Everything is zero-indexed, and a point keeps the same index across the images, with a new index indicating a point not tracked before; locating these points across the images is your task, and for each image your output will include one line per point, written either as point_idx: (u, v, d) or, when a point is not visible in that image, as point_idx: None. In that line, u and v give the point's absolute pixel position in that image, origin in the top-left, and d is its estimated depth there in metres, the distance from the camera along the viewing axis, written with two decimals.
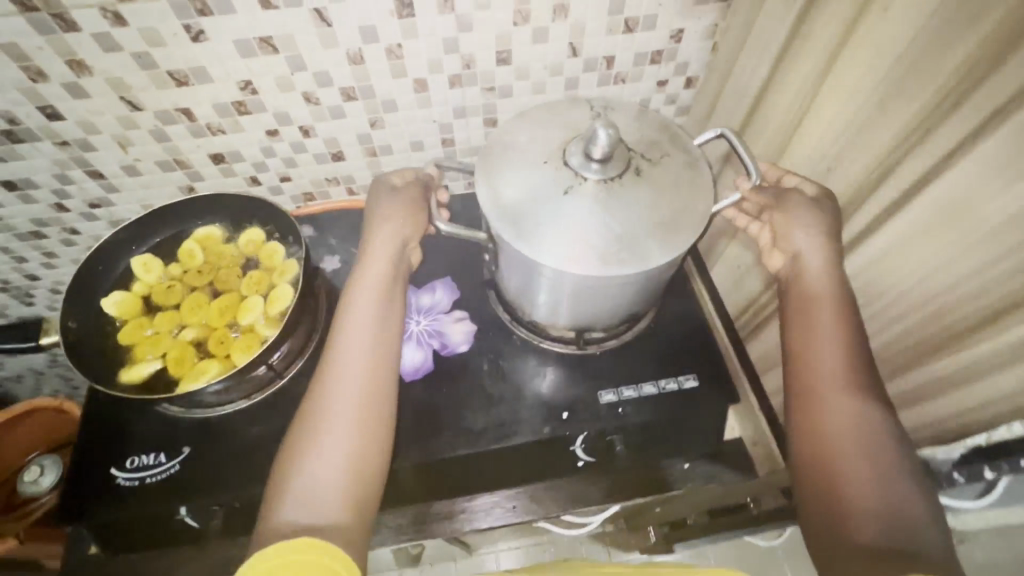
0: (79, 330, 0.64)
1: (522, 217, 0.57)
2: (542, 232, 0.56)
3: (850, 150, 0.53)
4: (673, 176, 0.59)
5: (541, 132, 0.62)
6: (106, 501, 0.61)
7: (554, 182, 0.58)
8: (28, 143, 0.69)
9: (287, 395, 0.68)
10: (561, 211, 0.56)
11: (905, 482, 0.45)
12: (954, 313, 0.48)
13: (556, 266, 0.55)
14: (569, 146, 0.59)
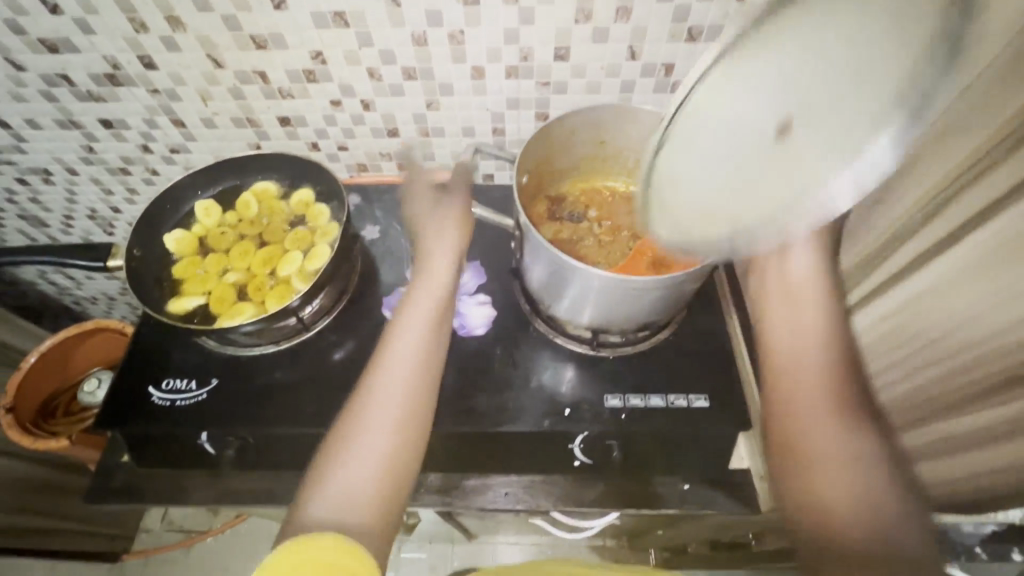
0: (141, 259, 0.71)
1: None
2: None
3: (900, 182, 0.50)
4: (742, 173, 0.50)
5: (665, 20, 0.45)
6: (139, 414, 0.67)
7: None
8: (125, 87, 0.77)
9: (310, 349, 0.72)
10: None
11: (863, 450, 0.46)
12: (987, 370, 0.45)
13: None
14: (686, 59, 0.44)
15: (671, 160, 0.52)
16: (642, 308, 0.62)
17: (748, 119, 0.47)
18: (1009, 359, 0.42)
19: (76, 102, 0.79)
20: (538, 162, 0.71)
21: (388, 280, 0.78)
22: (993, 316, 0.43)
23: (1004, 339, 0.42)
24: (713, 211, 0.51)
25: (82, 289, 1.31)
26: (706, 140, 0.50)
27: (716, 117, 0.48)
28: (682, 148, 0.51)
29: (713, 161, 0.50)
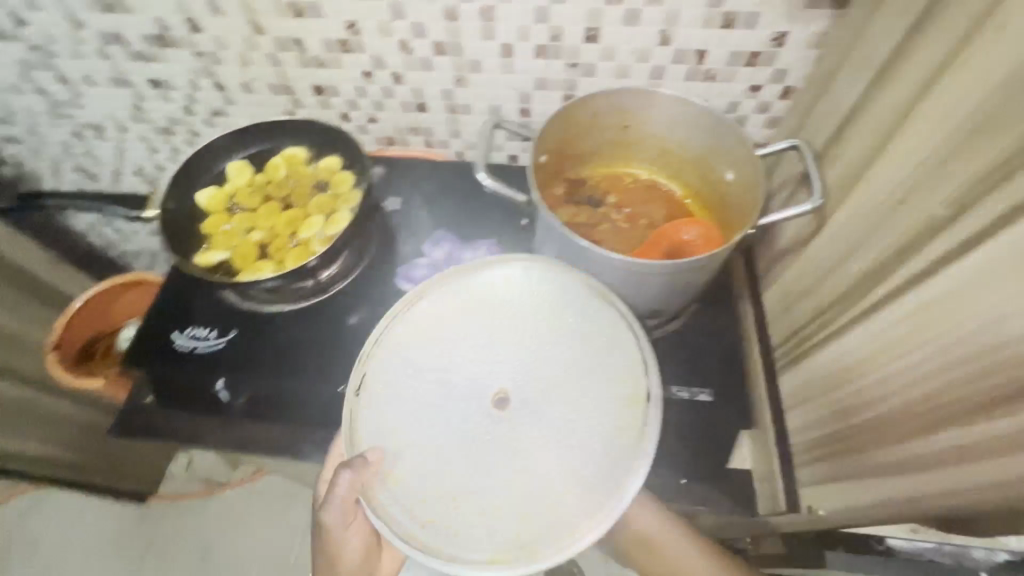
0: (174, 211, 0.74)
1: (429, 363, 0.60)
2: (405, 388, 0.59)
3: (926, 182, 0.48)
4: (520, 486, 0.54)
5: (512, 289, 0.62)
6: (164, 356, 0.72)
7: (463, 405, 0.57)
8: (173, 49, 0.81)
9: (325, 311, 0.75)
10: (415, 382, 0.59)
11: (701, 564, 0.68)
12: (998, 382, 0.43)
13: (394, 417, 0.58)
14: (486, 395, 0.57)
15: (377, 398, 0.59)
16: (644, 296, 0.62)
17: (451, 371, 0.59)
18: (584, 487, 0.53)
19: (127, 61, 0.84)
20: (560, 143, 0.71)
21: (404, 252, 0.80)
22: (562, 467, 0.54)
23: (582, 486, 0.54)
24: (409, 454, 0.56)
25: (127, 243, 1.39)
26: (416, 362, 0.60)
27: (445, 305, 0.62)
28: (382, 360, 0.60)
29: (418, 398, 0.58)
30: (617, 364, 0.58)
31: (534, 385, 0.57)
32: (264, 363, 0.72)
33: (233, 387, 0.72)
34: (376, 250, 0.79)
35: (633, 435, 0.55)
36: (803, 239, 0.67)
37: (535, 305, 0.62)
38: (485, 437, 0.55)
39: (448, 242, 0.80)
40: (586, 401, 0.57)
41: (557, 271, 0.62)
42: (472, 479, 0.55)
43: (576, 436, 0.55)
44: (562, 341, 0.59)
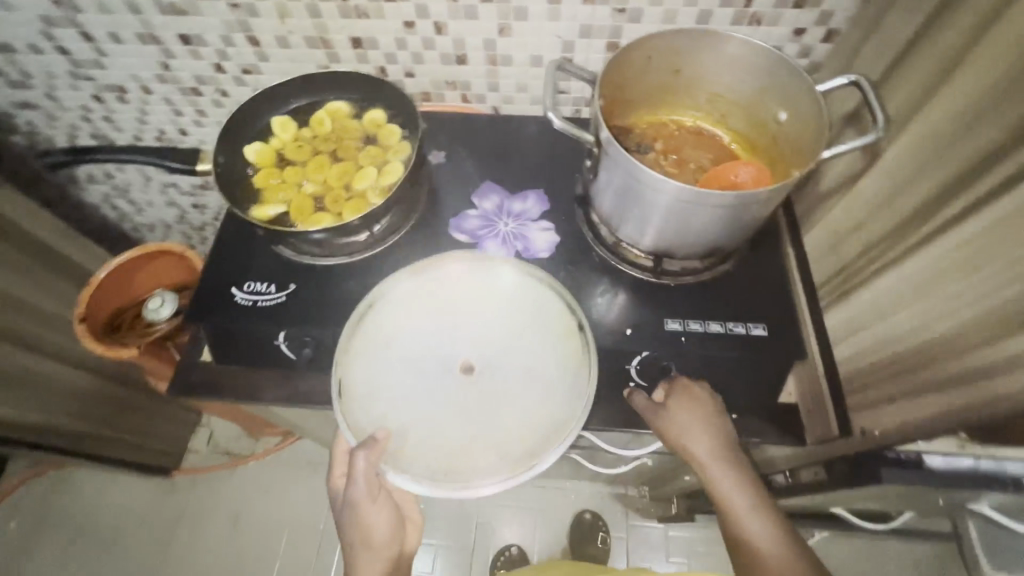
0: (223, 166, 0.74)
1: (395, 336, 0.69)
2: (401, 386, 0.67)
3: (989, 109, 0.50)
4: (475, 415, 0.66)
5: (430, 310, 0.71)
6: (224, 311, 0.71)
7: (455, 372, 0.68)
8: (208, 1, 0.79)
9: (381, 262, 0.76)
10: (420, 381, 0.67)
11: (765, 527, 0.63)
12: None
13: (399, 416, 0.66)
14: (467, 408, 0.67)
15: (367, 379, 0.67)
16: (709, 233, 0.63)
17: (422, 353, 0.69)
18: (553, 423, 0.65)
19: (158, 15, 0.82)
20: (612, 89, 0.72)
21: (453, 204, 0.80)
22: (538, 412, 0.66)
23: (552, 425, 0.65)
24: (410, 429, 0.65)
25: (141, 215, 1.37)
26: (394, 356, 0.69)
27: (422, 293, 0.72)
28: (361, 360, 0.68)
29: (400, 382, 0.67)
30: (552, 313, 0.70)
31: (488, 348, 0.69)
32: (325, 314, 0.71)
33: (295, 339, 0.71)
34: (425, 203, 0.80)
35: (583, 357, 0.67)
36: (852, 176, 0.69)
37: (479, 283, 0.73)
38: (464, 396, 0.67)
39: (498, 192, 0.80)
40: (538, 356, 0.69)
41: (521, 268, 0.72)
42: (469, 426, 0.66)
43: (539, 383, 0.68)
44: (512, 306, 0.71)
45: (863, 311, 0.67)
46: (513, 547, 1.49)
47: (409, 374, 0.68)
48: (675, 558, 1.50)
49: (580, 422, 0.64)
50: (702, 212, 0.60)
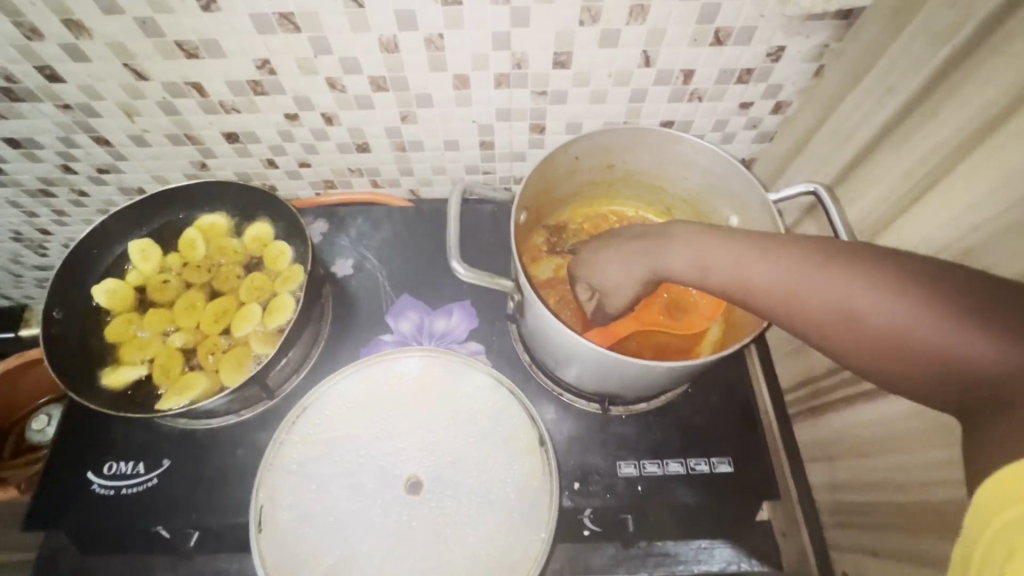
0: (62, 321, 0.59)
1: (336, 441, 0.54)
2: (334, 503, 0.52)
3: (982, 250, 0.41)
4: (420, 545, 0.50)
5: (382, 407, 0.56)
6: (78, 506, 0.57)
7: (401, 486, 0.53)
8: (28, 103, 0.62)
9: (279, 415, 0.62)
10: (359, 496, 0.52)
11: (860, 295, 0.39)
12: None
13: (331, 543, 0.50)
14: (416, 535, 0.51)
15: (295, 504, 0.51)
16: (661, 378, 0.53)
17: (360, 463, 0.53)
18: (509, 565, 0.50)
19: None
20: (536, 195, 0.61)
21: (365, 327, 0.68)
22: (492, 553, 0.50)
23: (506, 573, 0.49)
24: (343, 568, 0.49)
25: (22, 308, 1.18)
26: (324, 476, 0.53)
27: (365, 394, 0.56)
28: (287, 477, 0.52)
29: (332, 510, 0.51)
30: (509, 424, 0.55)
31: (440, 458, 0.54)
32: (211, 495, 0.58)
33: (176, 530, 0.57)
34: (331, 329, 0.67)
35: (543, 480, 0.52)
36: None
37: (437, 376, 0.57)
38: (406, 525, 0.51)
39: (416, 308, 0.69)
40: (492, 477, 0.53)
41: (484, 366, 0.58)
42: (412, 568, 0.49)
43: (493, 509, 0.52)
44: (469, 410, 0.56)
45: (839, 438, 0.59)
46: None
47: (346, 485, 0.52)
48: None
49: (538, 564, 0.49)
50: (651, 369, 0.49)
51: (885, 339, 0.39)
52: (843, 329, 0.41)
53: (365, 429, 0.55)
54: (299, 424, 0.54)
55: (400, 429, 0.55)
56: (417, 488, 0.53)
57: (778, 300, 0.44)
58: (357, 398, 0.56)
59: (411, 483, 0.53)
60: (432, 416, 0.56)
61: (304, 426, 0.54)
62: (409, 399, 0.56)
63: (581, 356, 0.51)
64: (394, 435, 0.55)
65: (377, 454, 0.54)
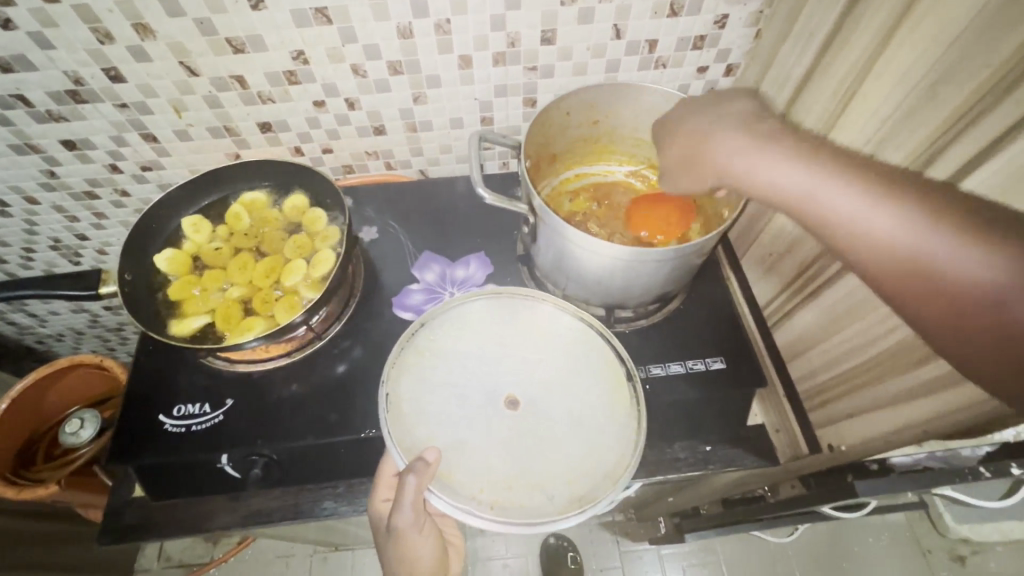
0: (132, 283, 0.67)
1: (445, 356, 0.64)
2: (444, 404, 0.60)
3: (891, 140, 0.53)
4: (522, 441, 0.59)
5: (486, 335, 0.66)
6: (151, 443, 0.63)
7: (503, 401, 0.61)
8: (89, 104, 0.72)
9: (324, 357, 0.71)
10: (467, 402, 0.61)
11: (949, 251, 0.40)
12: None
13: (441, 433, 0.58)
14: (517, 438, 0.59)
15: (414, 400, 0.60)
16: (658, 281, 0.63)
17: (468, 378, 0.62)
18: (602, 470, 0.58)
19: (33, 124, 0.74)
20: (537, 146, 0.72)
21: (394, 280, 0.78)
22: (582, 460, 0.59)
23: (598, 475, 0.58)
24: (454, 453, 0.58)
25: (45, 326, 1.23)
26: (441, 382, 0.62)
27: (472, 320, 0.67)
28: (409, 378, 0.61)
29: (443, 410, 0.60)
30: (598, 363, 0.65)
31: (537, 386, 0.63)
32: (271, 425, 0.65)
33: (240, 461, 0.64)
34: (364, 285, 0.77)
35: (632, 408, 0.61)
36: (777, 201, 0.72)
37: (528, 321, 0.68)
38: (509, 434, 0.59)
39: (437, 262, 0.79)
40: (587, 400, 0.62)
41: (572, 313, 0.68)
42: (515, 465, 0.58)
43: (587, 427, 0.61)
44: (560, 347, 0.66)
45: (810, 330, 0.70)
46: None
47: (456, 396, 0.61)
48: None
49: (630, 471, 0.58)
50: (650, 265, 0.59)
51: (968, 316, 0.39)
52: (955, 319, 0.40)
53: (470, 352, 0.64)
54: (413, 340, 0.64)
55: (501, 350, 0.65)
56: (518, 405, 0.61)
57: (913, 273, 0.42)
58: (465, 329, 0.66)
59: (512, 399, 0.62)
60: (528, 350, 0.65)
61: (418, 345, 0.64)
62: (507, 331, 0.66)
63: (589, 263, 0.61)
64: (496, 358, 0.64)
65: (482, 370, 0.63)
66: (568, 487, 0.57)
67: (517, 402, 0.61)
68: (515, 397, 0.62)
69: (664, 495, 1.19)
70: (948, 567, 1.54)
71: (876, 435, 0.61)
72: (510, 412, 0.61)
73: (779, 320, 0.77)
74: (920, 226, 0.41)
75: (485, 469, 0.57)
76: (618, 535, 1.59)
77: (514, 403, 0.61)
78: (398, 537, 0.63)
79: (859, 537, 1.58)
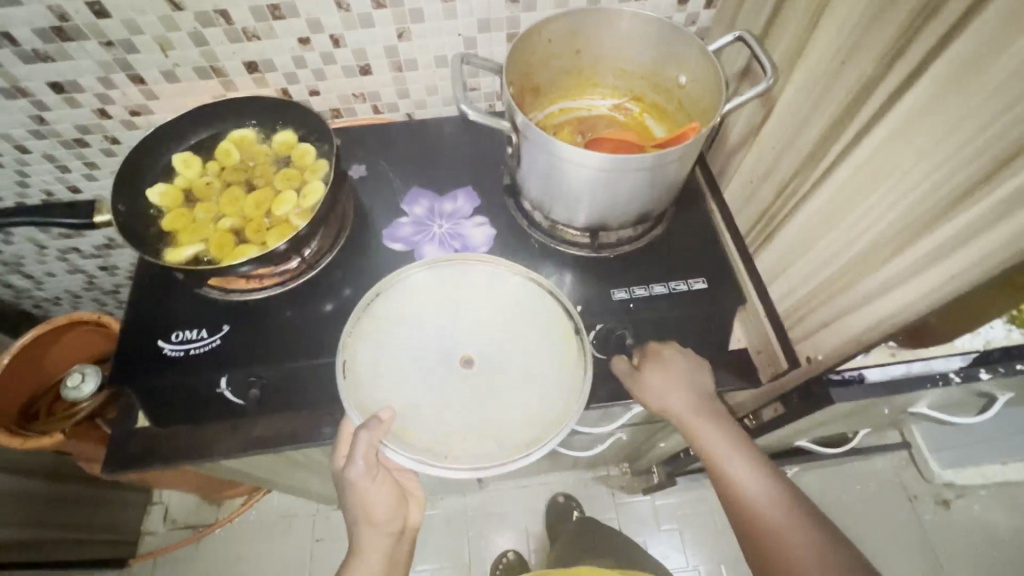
0: (126, 215, 0.69)
1: (401, 322, 0.65)
2: (401, 368, 0.62)
3: (859, 44, 0.55)
4: (477, 399, 0.62)
5: (442, 301, 0.67)
6: (151, 364, 0.65)
7: (458, 362, 0.64)
8: (75, 42, 0.73)
9: (316, 286, 0.73)
10: (423, 366, 0.63)
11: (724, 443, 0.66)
12: (936, 194, 0.49)
13: (399, 396, 0.61)
14: (472, 396, 0.62)
15: (371, 364, 0.62)
16: (639, 196, 0.65)
17: (424, 342, 0.64)
18: (554, 414, 0.61)
19: (21, 65, 0.74)
20: (520, 75, 0.73)
21: (384, 215, 0.79)
22: (535, 406, 0.62)
23: (550, 419, 0.60)
24: (412, 410, 0.60)
25: (42, 289, 1.24)
26: (399, 345, 0.64)
27: (424, 285, 0.68)
28: (364, 343, 0.63)
29: (401, 372, 0.62)
30: (549, 315, 0.67)
31: (491, 343, 0.65)
32: (263, 349, 0.67)
33: (237, 383, 0.66)
34: (354, 219, 0.78)
35: (580, 358, 0.64)
36: (760, 122, 0.73)
37: (481, 285, 0.69)
38: (465, 391, 0.62)
39: (426, 196, 0.80)
40: (537, 353, 0.65)
41: (521, 269, 0.69)
42: (470, 418, 0.60)
43: (538, 379, 0.63)
44: (513, 306, 0.67)
45: (790, 250, 0.72)
46: (507, 554, 1.53)
47: (412, 360, 0.63)
48: (665, 525, 1.59)
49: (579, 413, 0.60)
50: (631, 176, 0.62)
51: (757, 528, 0.61)
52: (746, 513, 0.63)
53: (425, 317, 0.66)
54: (366, 312, 0.65)
55: (455, 313, 0.67)
56: (474, 365, 0.64)
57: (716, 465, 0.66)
58: (420, 295, 0.67)
59: (468, 361, 0.64)
60: (483, 315, 0.67)
61: (371, 315, 0.65)
62: (460, 294, 0.68)
63: (571, 180, 0.64)
64: (451, 322, 0.66)
65: (437, 333, 0.65)
66: (520, 435, 0.60)
67: (473, 365, 0.64)
68: (471, 359, 0.64)
69: (654, 440, 1.23)
70: (933, 512, 1.58)
71: (849, 340, 0.63)
72: (465, 375, 0.63)
73: (760, 246, 0.79)
74: (715, 417, 0.68)
75: (443, 424, 0.60)
76: (612, 488, 1.63)
77: (469, 365, 0.64)
78: (356, 488, 0.67)
79: (847, 486, 1.62)
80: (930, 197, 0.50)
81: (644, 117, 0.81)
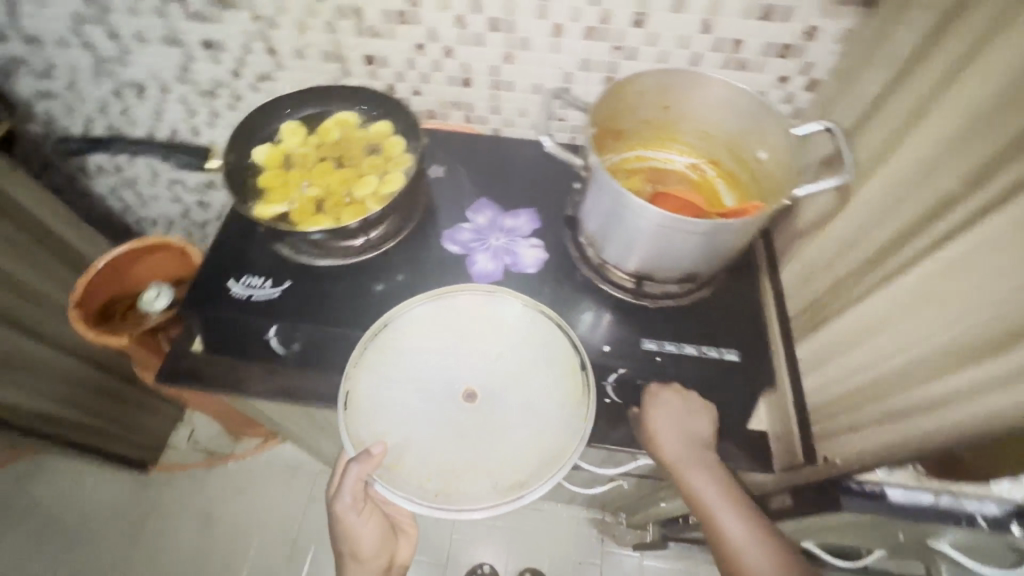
0: (233, 164, 0.78)
1: (402, 354, 0.70)
2: (401, 401, 0.67)
3: (946, 161, 0.54)
4: (473, 438, 0.66)
5: (447, 334, 0.71)
6: (216, 300, 0.74)
7: (457, 398, 0.68)
8: (231, 11, 0.83)
9: (372, 265, 0.79)
10: (422, 401, 0.68)
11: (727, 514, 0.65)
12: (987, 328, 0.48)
13: (395, 431, 0.66)
14: (467, 433, 0.66)
15: (371, 394, 0.67)
16: (693, 255, 0.67)
17: (424, 374, 0.69)
18: (547, 454, 0.64)
19: (184, 21, 0.86)
20: (607, 117, 0.75)
21: (450, 216, 0.85)
22: (530, 443, 0.65)
23: (544, 456, 0.64)
24: (405, 446, 0.65)
25: (146, 209, 1.40)
26: (400, 378, 0.68)
27: (430, 319, 0.72)
28: (367, 373, 0.68)
29: (399, 404, 0.67)
30: (556, 351, 0.70)
31: (490, 377, 0.69)
32: (314, 310, 0.74)
33: (285, 333, 0.73)
34: (423, 213, 0.84)
35: (581, 398, 0.67)
36: (831, 208, 0.72)
37: (488, 321, 0.72)
38: (461, 426, 0.67)
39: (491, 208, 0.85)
40: (541, 389, 0.69)
41: (528, 302, 0.73)
42: (463, 456, 0.65)
43: (535, 417, 0.67)
44: (518, 344, 0.71)
45: (835, 345, 0.70)
46: (484, 567, 1.53)
47: (411, 392, 0.68)
48: None
49: (571, 459, 0.63)
50: (688, 236, 0.63)
51: None
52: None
53: (427, 351, 0.70)
54: (366, 345, 0.69)
55: (461, 350, 0.71)
56: (472, 402, 0.68)
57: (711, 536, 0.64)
58: (426, 329, 0.72)
59: (467, 396, 0.68)
60: (485, 350, 0.71)
61: (376, 343, 0.69)
62: (464, 331, 0.72)
63: (631, 225, 0.66)
64: (454, 354, 0.70)
65: (440, 369, 0.70)
66: (512, 475, 0.64)
67: (472, 399, 0.68)
68: (469, 395, 0.68)
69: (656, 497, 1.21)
70: None
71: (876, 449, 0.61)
72: (463, 414, 0.67)
73: (807, 333, 0.77)
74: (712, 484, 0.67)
75: (435, 465, 0.64)
76: (603, 534, 1.60)
77: (467, 402, 0.68)
78: (343, 524, 0.73)
79: None
80: (986, 327, 0.48)
81: (715, 180, 0.82)
